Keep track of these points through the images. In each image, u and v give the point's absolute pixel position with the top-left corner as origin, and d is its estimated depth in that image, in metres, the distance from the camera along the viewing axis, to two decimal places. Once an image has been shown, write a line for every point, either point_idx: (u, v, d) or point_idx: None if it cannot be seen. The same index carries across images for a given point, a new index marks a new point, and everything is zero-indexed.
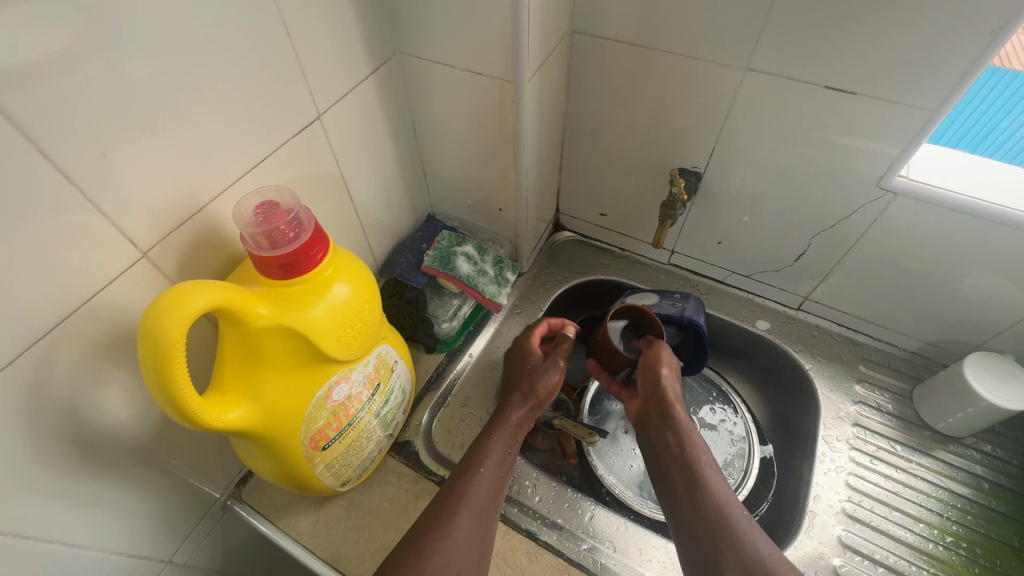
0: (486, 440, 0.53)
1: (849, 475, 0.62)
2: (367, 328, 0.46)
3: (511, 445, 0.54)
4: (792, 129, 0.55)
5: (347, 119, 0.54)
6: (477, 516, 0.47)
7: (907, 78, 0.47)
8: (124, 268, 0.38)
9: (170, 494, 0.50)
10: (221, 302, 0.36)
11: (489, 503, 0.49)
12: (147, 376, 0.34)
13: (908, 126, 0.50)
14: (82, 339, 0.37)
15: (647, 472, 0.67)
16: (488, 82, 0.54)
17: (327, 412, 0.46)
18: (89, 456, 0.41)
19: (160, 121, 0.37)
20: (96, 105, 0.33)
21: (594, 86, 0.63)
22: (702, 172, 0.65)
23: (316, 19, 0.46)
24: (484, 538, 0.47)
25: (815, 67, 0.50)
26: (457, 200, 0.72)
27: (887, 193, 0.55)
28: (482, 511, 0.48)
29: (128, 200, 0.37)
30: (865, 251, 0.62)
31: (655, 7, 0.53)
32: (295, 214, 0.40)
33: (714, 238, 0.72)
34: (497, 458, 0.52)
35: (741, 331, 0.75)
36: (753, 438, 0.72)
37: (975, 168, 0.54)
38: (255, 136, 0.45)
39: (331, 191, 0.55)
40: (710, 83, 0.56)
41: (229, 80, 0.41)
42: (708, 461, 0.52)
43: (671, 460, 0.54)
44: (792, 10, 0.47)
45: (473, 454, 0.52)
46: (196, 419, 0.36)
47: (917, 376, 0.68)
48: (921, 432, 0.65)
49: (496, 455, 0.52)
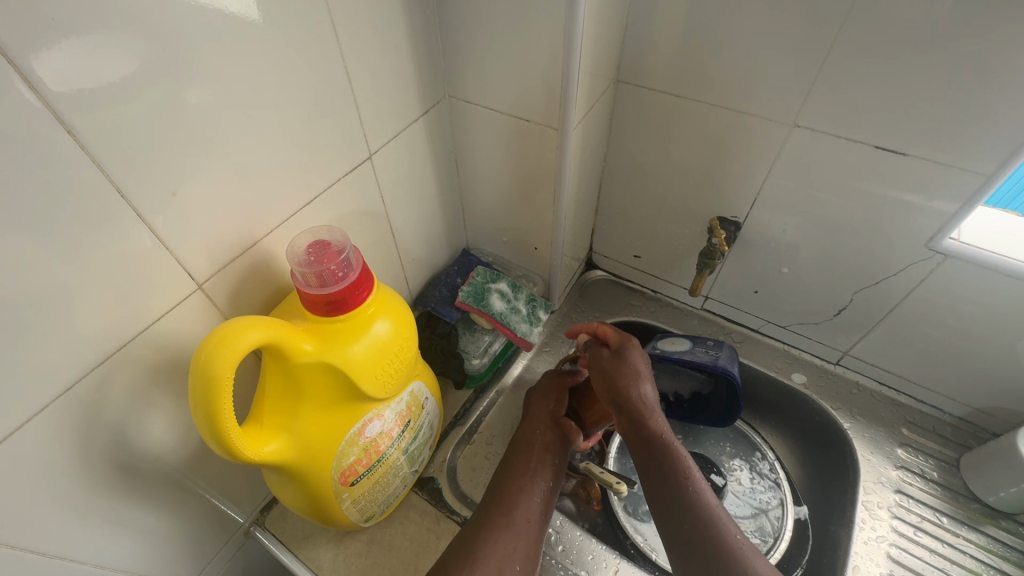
0: (516, 462, 0.54)
1: (891, 546, 0.59)
2: (402, 365, 0.46)
3: (547, 456, 0.55)
4: (837, 185, 0.55)
5: (395, 158, 0.55)
6: (511, 532, 0.47)
7: (955, 142, 0.47)
8: (180, 299, 0.40)
9: (200, 519, 0.50)
10: (270, 338, 0.36)
11: (523, 522, 0.49)
12: (194, 408, 0.34)
13: (961, 187, 0.49)
14: (135, 366, 0.39)
15: None
16: (532, 128, 0.56)
17: (358, 449, 0.46)
18: (129, 480, 0.42)
19: (225, 161, 0.39)
20: (171, 147, 0.35)
21: (636, 133, 0.64)
22: (741, 222, 0.65)
23: (374, 67, 0.48)
24: (520, 556, 0.46)
25: (863, 127, 0.50)
26: (493, 236, 0.73)
27: (936, 254, 0.54)
28: (518, 530, 0.48)
29: (190, 233, 0.39)
30: (910, 311, 0.60)
31: (701, 61, 0.54)
32: (344, 254, 0.41)
33: (750, 286, 0.71)
34: (532, 475, 0.53)
35: (776, 383, 0.73)
36: (787, 497, 0.69)
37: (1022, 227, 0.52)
38: (309, 174, 0.46)
39: (375, 226, 0.57)
40: (754, 137, 0.56)
41: (289, 122, 0.43)
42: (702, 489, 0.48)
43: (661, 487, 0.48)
44: (841, 70, 0.48)
45: (505, 474, 0.53)
46: (237, 452, 0.37)
47: (965, 444, 0.65)
48: (968, 504, 0.61)
49: (528, 473, 0.53)
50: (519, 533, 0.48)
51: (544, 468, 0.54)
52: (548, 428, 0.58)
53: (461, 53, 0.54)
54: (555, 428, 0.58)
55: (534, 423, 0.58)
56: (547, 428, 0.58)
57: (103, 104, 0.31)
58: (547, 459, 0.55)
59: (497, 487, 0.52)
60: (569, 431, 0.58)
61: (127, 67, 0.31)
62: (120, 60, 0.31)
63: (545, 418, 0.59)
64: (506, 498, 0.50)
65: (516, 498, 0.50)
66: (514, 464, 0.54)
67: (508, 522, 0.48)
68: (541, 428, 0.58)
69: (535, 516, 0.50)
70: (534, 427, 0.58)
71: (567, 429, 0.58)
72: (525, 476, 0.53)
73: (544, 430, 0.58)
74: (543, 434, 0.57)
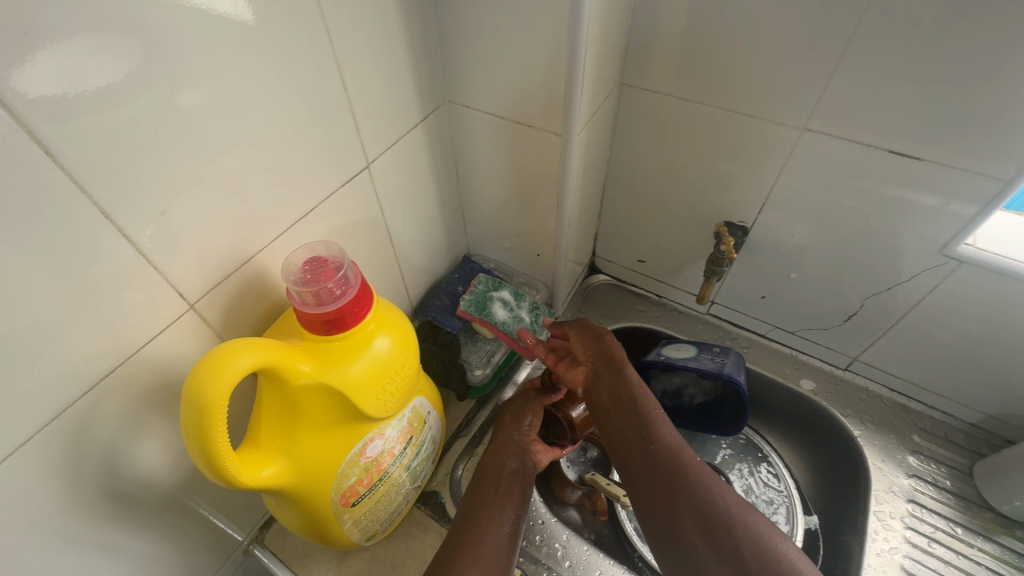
0: (482, 491, 0.50)
1: (904, 558, 0.57)
2: (403, 382, 0.45)
3: (516, 483, 0.51)
4: (849, 189, 0.53)
5: (393, 166, 0.54)
6: (482, 563, 0.43)
7: (974, 146, 0.45)
8: (171, 319, 0.38)
9: (197, 540, 0.49)
10: (265, 361, 0.35)
11: (490, 552, 0.44)
12: (187, 436, 0.33)
13: (978, 193, 0.47)
14: (126, 390, 0.37)
15: None
16: (534, 134, 0.54)
17: (359, 469, 0.45)
18: (121, 506, 0.40)
19: (215, 176, 0.37)
20: (157, 163, 0.33)
21: (640, 138, 0.63)
22: (749, 227, 0.63)
23: (371, 74, 0.46)
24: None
25: (878, 130, 0.48)
26: (494, 242, 0.72)
27: (951, 259, 0.52)
28: (487, 561, 0.43)
29: (180, 250, 0.37)
30: (922, 317, 0.59)
31: (709, 63, 0.52)
32: (343, 271, 0.40)
33: (757, 291, 0.69)
34: (499, 504, 0.49)
35: (784, 389, 0.71)
36: (797, 508, 0.68)
37: None
38: (304, 185, 0.45)
39: (373, 236, 0.55)
40: (763, 141, 0.55)
41: (282, 134, 0.41)
42: (658, 416, 0.46)
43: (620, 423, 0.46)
44: (854, 72, 0.46)
45: (473, 503, 0.49)
46: (232, 479, 0.36)
47: (977, 451, 0.64)
48: (982, 513, 0.60)
49: (496, 500, 0.49)
50: (488, 564, 0.43)
51: (513, 493, 0.50)
52: (515, 453, 0.55)
53: (460, 57, 0.52)
54: (523, 454, 0.55)
55: (501, 449, 0.55)
56: (515, 453, 0.54)
57: (85, 122, 0.29)
58: (515, 485, 0.51)
59: (463, 519, 0.48)
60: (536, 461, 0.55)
61: (108, 79, 0.29)
62: (102, 71, 0.29)
63: (512, 445, 0.55)
64: (474, 529, 0.46)
65: (484, 527, 0.46)
66: (479, 494, 0.50)
67: (477, 553, 0.43)
68: (506, 454, 0.54)
69: (504, 544, 0.45)
70: (500, 453, 0.54)
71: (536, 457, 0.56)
72: (492, 506, 0.48)
73: (510, 454, 0.54)
74: (510, 460, 0.54)
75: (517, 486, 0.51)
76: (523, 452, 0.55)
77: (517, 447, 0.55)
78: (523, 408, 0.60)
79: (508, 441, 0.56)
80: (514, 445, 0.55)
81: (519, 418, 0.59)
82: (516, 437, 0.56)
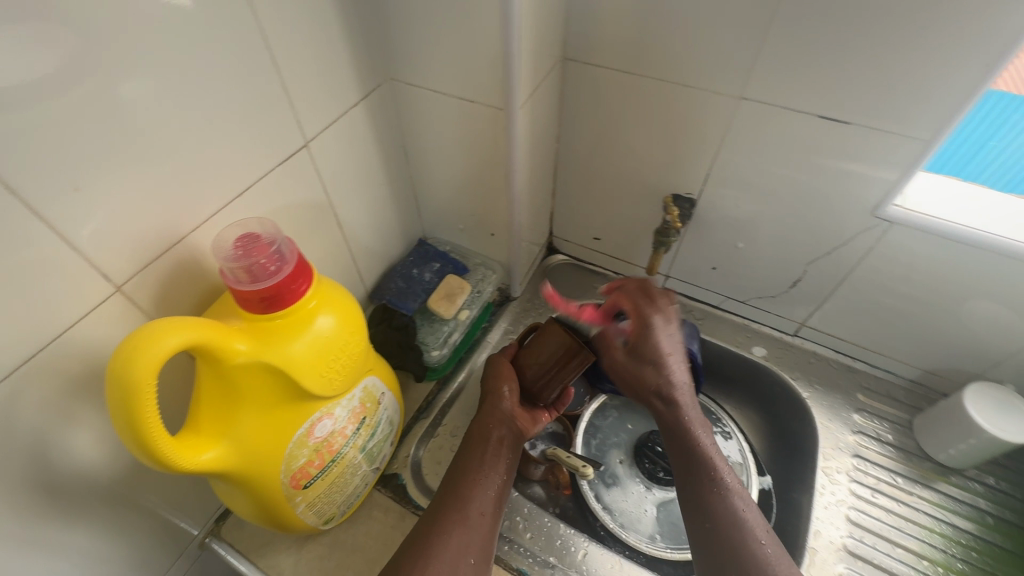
0: (470, 456, 0.52)
1: (850, 509, 0.60)
2: (351, 361, 0.45)
3: (501, 451, 0.53)
4: (786, 155, 0.55)
5: (334, 145, 0.53)
6: (465, 532, 0.47)
7: (895, 109, 0.47)
8: (96, 303, 0.37)
9: (146, 534, 0.47)
10: (198, 339, 0.34)
11: (477, 514, 0.48)
12: (115, 417, 0.32)
13: (903, 155, 0.49)
14: (50, 378, 0.36)
15: (661, 519, 0.64)
16: (479, 110, 0.54)
17: (308, 450, 0.44)
18: (55, 500, 0.39)
19: (137, 154, 0.36)
20: (69, 138, 0.32)
21: (588, 113, 0.63)
22: (696, 198, 0.64)
23: (304, 49, 0.45)
24: (475, 551, 0.46)
25: (809, 97, 0.50)
26: (449, 224, 0.71)
27: (883, 221, 0.55)
28: (472, 524, 0.48)
29: (101, 231, 0.35)
30: (861, 280, 0.61)
31: (649, 37, 0.53)
32: (277, 247, 0.39)
33: (708, 263, 0.71)
34: (486, 470, 0.52)
35: (737, 357, 0.73)
36: (751, 468, 0.69)
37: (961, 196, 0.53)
38: (238, 165, 0.43)
39: (318, 217, 0.54)
40: (703, 112, 0.56)
41: (210, 109, 0.39)
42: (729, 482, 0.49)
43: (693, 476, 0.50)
44: (785, 39, 0.47)
45: (458, 468, 0.52)
46: (169, 462, 0.35)
47: (917, 406, 0.67)
48: (921, 463, 0.63)
49: (482, 467, 0.52)
50: (476, 527, 0.47)
51: (499, 459, 0.53)
52: (501, 419, 0.55)
53: (399, 33, 0.51)
54: (510, 421, 0.55)
55: (489, 412, 0.55)
56: (502, 420, 0.54)
57: None
58: (501, 453, 0.53)
59: (450, 480, 0.51)
60: (523, 425, 0.55)
61: (36, 72, 0.29)
62: (29, 65, 0.29)
63: (495, 407, 0.55)
64: (460, 493, 0.49)
65: (473, 490, 0.50)
66: (467, 458, 0.52)
67: (462, 519, 0.48)
68: (490, 416, 0.54)
69: (490, 507, 0.50)
70: (490, 417, 0.54)
71: (524, 423, 0.56)
72: (477, 472, 0.51)
73: (495, 421, 0.54)
74: (497, 428, 0.54)
75: (503, 453, 0.53)
76: (512, 416, 0.55)
77: (498, 406, 0.55)
78: (500, 363, 0.58)
79: (494, 400, 0.55)
80: (502, 408, 0.55)
81: (500, 375, 0.57)
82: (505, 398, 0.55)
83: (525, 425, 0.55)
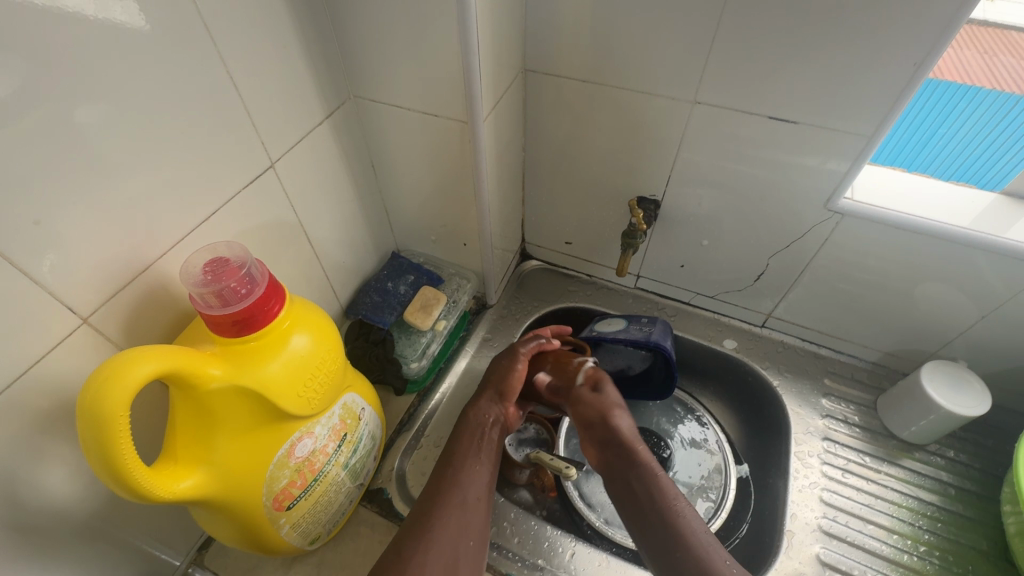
0: (466, 441, 0.54)
1: (823, 491, 0.63)
2: (329, 379, 0.45)
3: (492, 444, 0.55)
4: (742, 154, 0.57)
5: (301, 165, 0.53)
6: (462, 514, 0.49)
7: (837, 107, 0.50)
8: (63, 336, 0.36)
9: (126, 568, 0.47)
10: (170, 367, 0.34)
11: (474, 498, 0.50)
12: (87, 452, 0.32)
13: (848, 150, 0.52)
14: (19, 415, 0.35)
15: None
16: (443, 124, 0.54)
17: (290, 470, 0.44)
18: (28, 541, 0.38)
19: (99, 184, 0.36)
20: (27, 169, 0.32)
21: (551, 121, 0.65)
22: (659, 200, 0.66)
23: (266, 72, 0.46)
24: (474, 533, 0.48)
25: (759, 99, 0.52)
26: (421, 237, 0.72)
27: (835, 213, 0.57)
28: (470, 508, 0.49)
29: (65, 263, 0.35)
30: (820, 269, 0.64)
31: (604, 47, 0.55)
32: (248, 269, 0.40)
33: (677, 261, 0.73)
34: (481, 455, 0.53)
35: (708, 350, 0.76)
36: (728, 457, 0.72)
37: (912, 186, 0.57)
38: (204, 190, 0.43)
39: (288, 237, 0.54)
40: (661, 116, 0.58)
41: (172, 135, 0.40)
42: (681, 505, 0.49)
43: (642, 516, 0.49)
44: (731, 45, 0.50)
45: (451, 455, 0.54)
46: (145, 494, 0.34)
47: (880, 386, 0.70)
48: (887, 441, 0.66)
49: (475, 451, 0.54)
50: (474, 511, 0.49)
51: (489, 450, 0.55)
52: (495, 412, 0.57)
53: (360, 52, 0.52)
54: (500, 416, 0.57)
55: (486, 402, 0.57)
56: (495, 414, 0.57)
57: None
58: (493, 444, 0.55)
59: (441, 465, 0.53)
60: (509, 424, 0.59)
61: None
62: None
63: (495, 397, 0.58)
64: (458, 478, 0.51)
65: (468, 476, 0.51)
66: (462, 444, 0.54)
67: (460, 501, 0.49)
68: (487, 404, 0.57)
69: (484, 492, 0.51)
70: (485, 407, 0.57)
71: (510, 422, 0.59)
72: (475, 456, 0.53)
73: (489, 412, 0.57)
74: (492, 419, 0.57)
75: (491, 444, 0.55)
76: (504, 414, 0.58)
77: (491, 398, 0.58)
78: (515, 356, 0.61)
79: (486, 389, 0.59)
80: (498, 403, 0.58)
81: (509, 368, 0.60)
82: (494, 380, 0.60)
83: (512, 423, 0.59)
